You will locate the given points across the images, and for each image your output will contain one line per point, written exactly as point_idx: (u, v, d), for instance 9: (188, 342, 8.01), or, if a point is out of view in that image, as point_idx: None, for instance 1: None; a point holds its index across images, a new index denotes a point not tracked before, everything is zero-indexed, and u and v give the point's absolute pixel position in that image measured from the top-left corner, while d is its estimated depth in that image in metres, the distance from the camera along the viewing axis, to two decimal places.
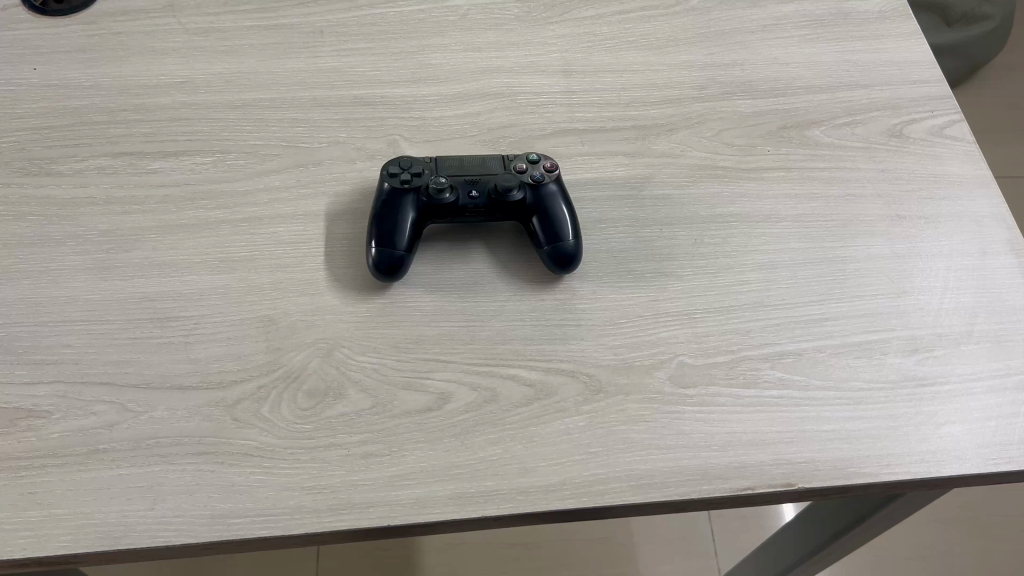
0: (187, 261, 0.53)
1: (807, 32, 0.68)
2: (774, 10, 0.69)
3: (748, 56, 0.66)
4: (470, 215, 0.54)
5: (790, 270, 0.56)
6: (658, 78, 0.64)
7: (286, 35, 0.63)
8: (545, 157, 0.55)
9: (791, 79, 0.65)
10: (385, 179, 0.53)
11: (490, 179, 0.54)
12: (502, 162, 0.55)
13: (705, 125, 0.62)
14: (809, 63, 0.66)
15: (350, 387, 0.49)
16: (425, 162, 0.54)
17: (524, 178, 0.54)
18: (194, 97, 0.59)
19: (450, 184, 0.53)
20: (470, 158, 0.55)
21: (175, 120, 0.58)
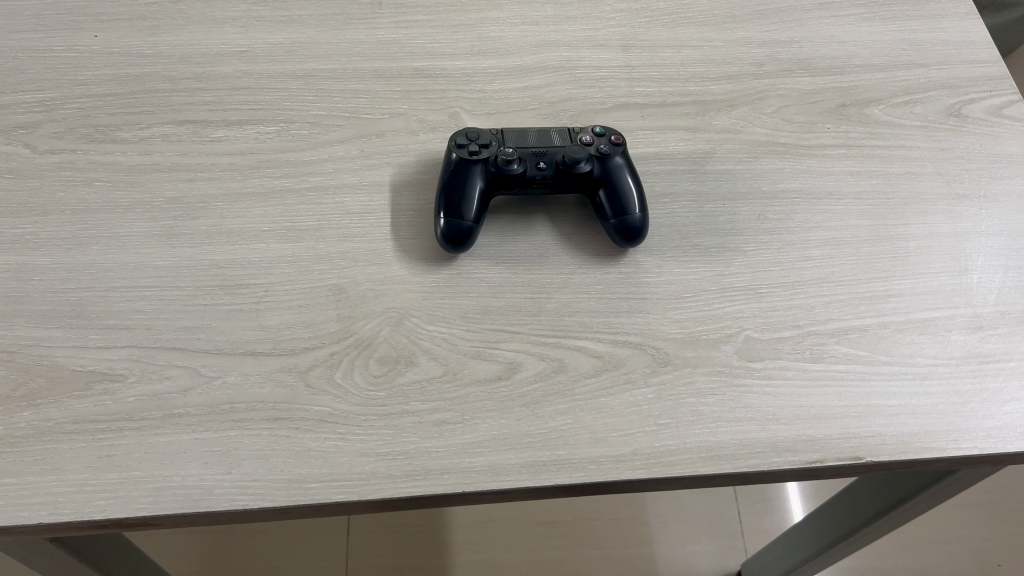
0: (254, 229, 0.53)
1: (864, 11, 0.68)
2: None
3: (805, 34, 0.66)
4: (538, 186, 0.54)
5: (853, 247, 0.56)
6: (716, 54, 0.64)
7: (345, 6, 0.63)
8: (611, 130, 0.55)
9: (849, 57, 0.65)
10: (453, 150, 0.53)
11: (557, 151, 0.54)
12: (569, 133, 0.55)
13: (765, 101, 0.62)
14: (866, 41, 0.66)
15: (420, 356, 0.49)
16: (492, 133, 0.54)
17: (592, 150, 0.54)
18: (255, 67, 0.59)
19: (519, 155, 0.53)
20: (536, 130, 0.55)
21: (238, 89, 0.58)
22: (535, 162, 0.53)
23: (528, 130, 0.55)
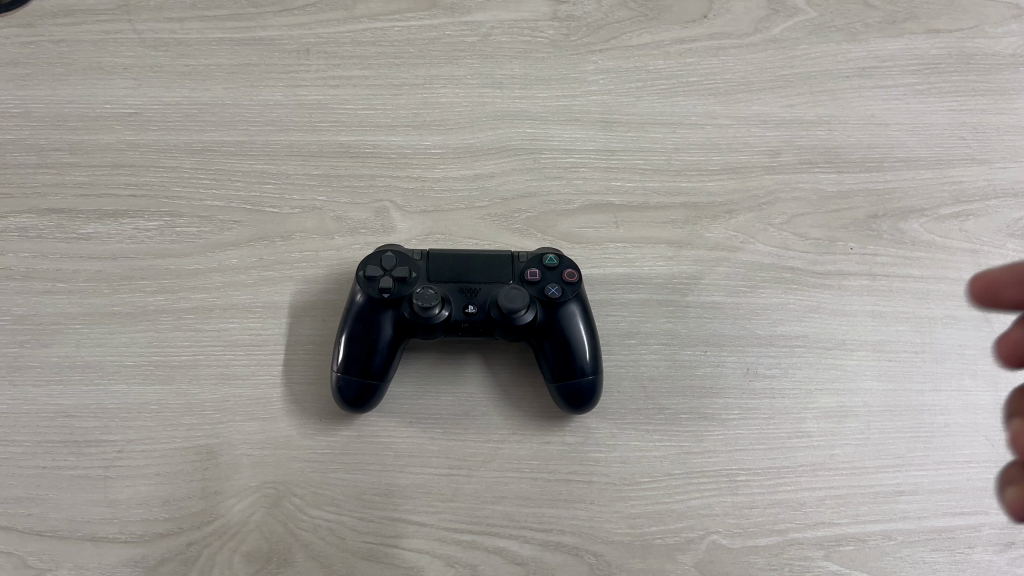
0: (116, 364, 0.43)
1: (917, 81, 0.54)
2: (876, 47, 0.55)
3: (835, 112, 0.53)
4: (466, 333, 0.43)
5: (863, 422, 0.44)
6: (720, 136, 0.51)
7: (265, 53, 0.52)
8: (567, 262, 0.44)
9: (888, 147, 0.52)
10: (361, 284, 0.42)
11: (493, 291, 0.42)
12: (513, 265, 0.44)
13: (775, 206, 0.49)
14: (914, 125, 0.52)
15: (297, 552, 0.40)
16: (413, 262, 0.43)
17: (537, 292, 0.42)
18: (144, 136, 0.49)
19: (442, 297, 0.42)
20: (471, 260, 0.44)
21: (119, 167, 0.48)
22: (463, 304, 0.42)
23: (460, 259, 0.44)
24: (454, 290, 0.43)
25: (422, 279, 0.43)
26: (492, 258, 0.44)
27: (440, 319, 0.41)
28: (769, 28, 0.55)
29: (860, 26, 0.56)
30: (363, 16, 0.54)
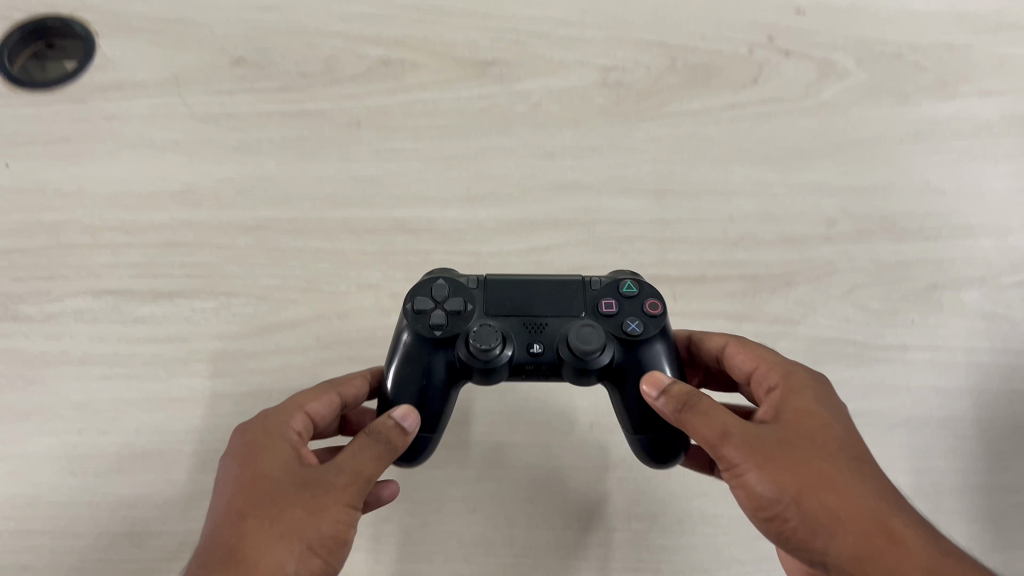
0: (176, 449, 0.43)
1: (973, 145, 0.53)
2: (930, 110, 0.54)
3: (889, 179, 0.52)
4: (530, 372, 0.36)
5: (929, 505, 0.43)
6: (775, 206, 0.51)
7: (315, 126, 0.51)
8: (649, 289, 0.37)
9: (945, 215, 0.51)
10: (407, 319, 0.36)
11: (565, 326, 0.36)
12: (584, 293, 0.37)
13: (834, 278, 0.49)
14: (968, 191, 0.52)
15: None
16: (472, 293, 0.36)
17: (616, 329, 0.36)
18: (196, 213, 0.49)
19: (504, 333, 0.35)
20: (536, 288, 0.37)
21: (173, 245, 0.48)
22: (526, 341, 0.36)
23: (522, 285, 0.37)
24: (517, 324, 0.36)
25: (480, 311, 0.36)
26: (559, 285, 0.37)
27: (499, 361, 0.35)
28: (820, 90, 0.55)
29: (912, 89, 0.55)
30: (411, 85, 0.53)
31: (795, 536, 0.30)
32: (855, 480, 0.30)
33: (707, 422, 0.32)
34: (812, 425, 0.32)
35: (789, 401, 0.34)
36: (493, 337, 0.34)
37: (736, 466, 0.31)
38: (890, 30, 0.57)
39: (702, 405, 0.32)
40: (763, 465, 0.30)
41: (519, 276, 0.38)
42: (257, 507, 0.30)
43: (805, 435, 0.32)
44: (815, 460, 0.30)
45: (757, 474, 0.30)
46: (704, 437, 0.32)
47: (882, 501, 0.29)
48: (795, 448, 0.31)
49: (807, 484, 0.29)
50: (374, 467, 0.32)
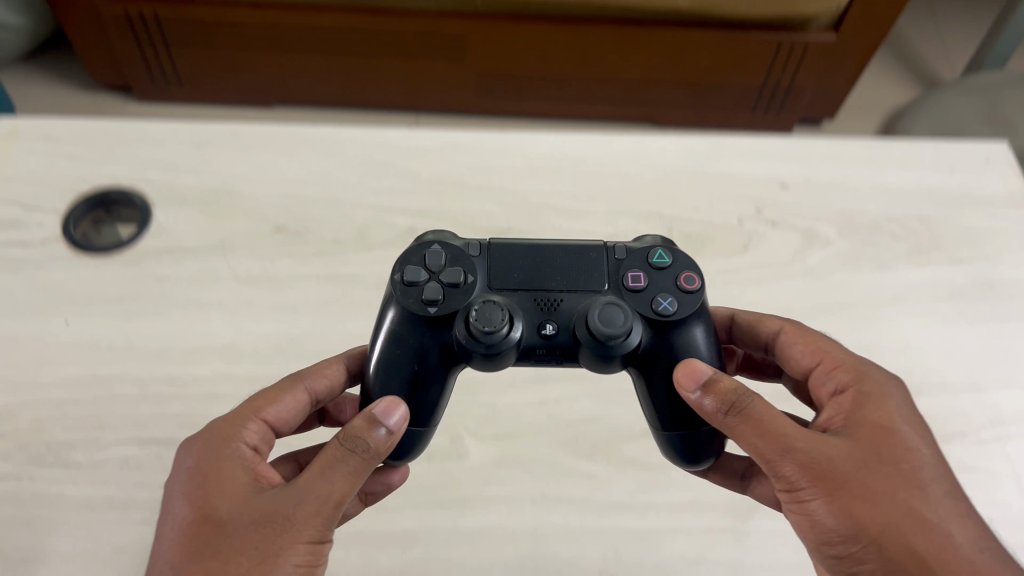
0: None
1: (946, 309, 0.58)
2: (906, 278, 0.60)
3: (873, 340, 0.57)
4: (544, 350, 0.46)
5: None
6: None
7: (351, 288, 0.59)
8: (679, 263, 0.46)
9: (926, 374, 0.55)
10: (417, 301, 0.45)
11: (587, 300, 0.46)
12: (612, 271, 0.47)
13: None
14: (945, 352, 0.56)
15: None
16: (462, 261, 0.46)
17: (638, 302, 0.45)
18: (233, 368, 0.55)
19: (512, 310, 0.45)
20: (548, 268, 0.46)
21: (211, 396, 0.53)
22: (544, 320, 0.46)
23: (525, 266, 0.46)
24: (532, 305, 0.46)
25: (479, 284, 0.46)
26: (575, 267, 0.46)
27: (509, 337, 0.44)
28: (805, 258, 0.60)
29: (889, 257, 0.61)
30: None
31: (850, 537, 0.39)
32: (899, 488, 0.39)
33: (769, 438, 0.40)
34: (859, 441, 0.41)
35: (849, 412, 0.43)
36: (500, 315, 0.44)
37: (800, 478, 0.40)
38: (869, 203, 0.63)
39: (762, 420, 0.40)
40: (817, 476, 0.39)
41: (538, 251, 0.47)
42: (213, 546, 0.37)
43: (852, 448, 0.41)
44: (859, 475, 0.39)
45: (821, 490, 0.39)
46: (770, 450, 0.40)
47: (921, 511, 0.39)
48: (842, 465, 0.40)
49: (853, 497, 0.39)
50: (338, 490, 0.39)
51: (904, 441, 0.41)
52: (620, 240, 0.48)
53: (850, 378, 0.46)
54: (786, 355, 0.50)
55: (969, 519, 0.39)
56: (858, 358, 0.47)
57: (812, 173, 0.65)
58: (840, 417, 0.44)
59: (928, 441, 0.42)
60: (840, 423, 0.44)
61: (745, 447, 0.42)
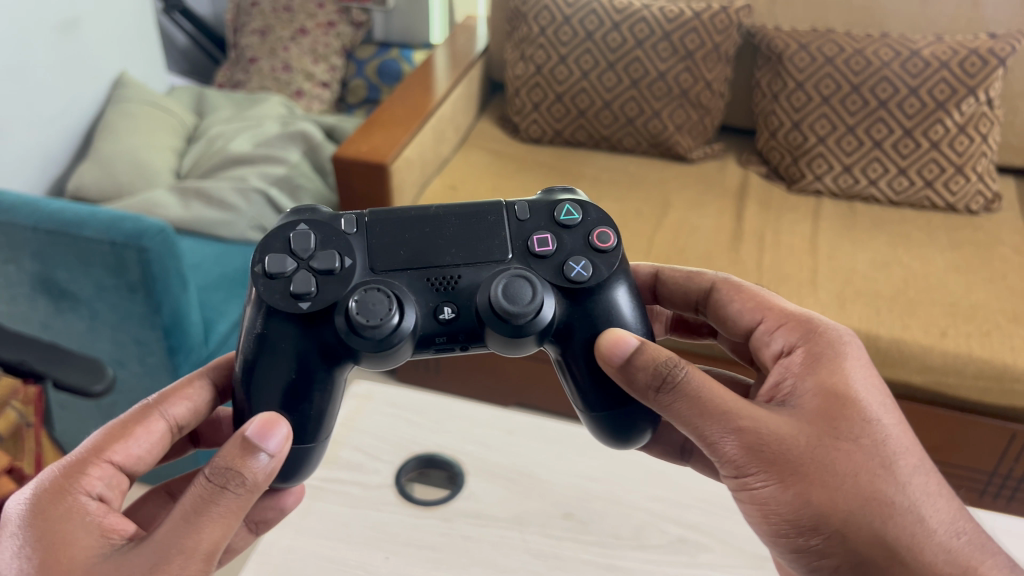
0: (84, 560, 0.56)
1: (845, 355, 0.67)
2: (820, 332, 0.69)
3: (800, 391, 0.65)
4: (446, 334, 0.65)
5: None
6: (724, 401, 0.61)
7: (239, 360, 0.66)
8: (577, 225, 0.67)
9: (847, 409, 0.63)
10: (303, 306, 0.62)
11: (493, 271, 0.65)
12: (524, 248, 0.66)
13: (764, 469, 0.61)
14: (855, 388, 0.65)
15: None
16: (331, 246, 0.64)
17: (545, 271, 0.66)
18: (74, 494, 0.60)
19: (399, 297, 0.63)
20: (441, 242, 0.66)
21: (56, 517, 0.58)
22: (442, 303, 0.65)
23: (408, 243, 0.66)
24: (428, 286, 0.65)
25: (357, 265, 0.64)
26: (470, 242, 0.66)
27: (396, 321, 0.62)
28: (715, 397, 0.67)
29: None
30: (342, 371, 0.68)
31: (804, 520, 0.60)
32: (830, 481, 0.60)
33: (718, 424, 0.61)
34: (811, 427, 0.62)
35: (799, 411, 0.64)
36: (384, 305, 0.61)
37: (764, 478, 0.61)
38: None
39: (709, 409, 0.61)
40: (759, 458, 0.60)
41: (430, 235, 0.66)
42: None
43: (801, 432, 0.62)
44: (806, 457, 0.60)
45: (784, 487, 0.60)
46: (741, 452, 0.61)
47: (848, 500, 0.60)
48: (793, 453, 0.60)
49: (807, 486, 0.60)
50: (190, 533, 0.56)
51: (851, 424, 0.62)
52: (517, 202, 0.69)
53: (794, 345, 0.70)
54: (731, 322, 0.77)
55: (902, 490, 0.61)
56: (794, 329, 0.71)
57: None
58: (791, 379, 0.67)
59: (874, 417, 0.63)
60: (784, 390, 0.67)
61: (681, 423, 0.62)
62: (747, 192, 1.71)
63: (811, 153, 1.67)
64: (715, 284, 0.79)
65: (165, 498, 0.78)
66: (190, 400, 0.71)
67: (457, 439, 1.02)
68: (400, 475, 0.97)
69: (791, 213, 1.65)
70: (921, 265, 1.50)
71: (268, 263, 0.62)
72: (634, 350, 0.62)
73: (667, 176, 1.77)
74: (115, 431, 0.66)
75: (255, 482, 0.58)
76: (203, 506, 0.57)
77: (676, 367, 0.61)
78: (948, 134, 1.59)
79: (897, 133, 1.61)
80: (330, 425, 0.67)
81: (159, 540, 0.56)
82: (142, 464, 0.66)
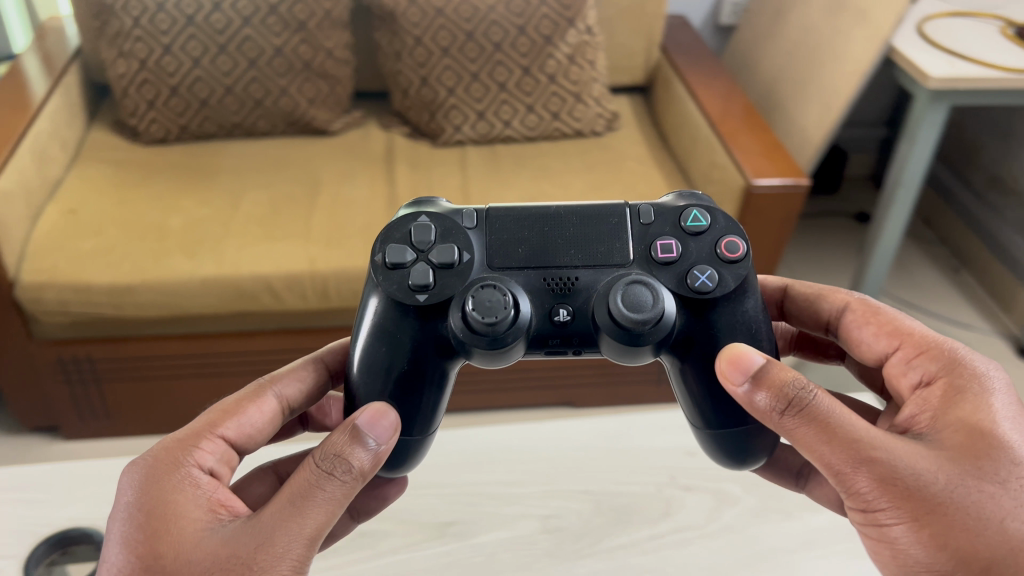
0: (195, 532, 0.59)
1: (992, 390, 0.65)
2: (973, 368, 0.67)
3: (941, 425, 0.64)
4: (561, 338, 0.66)
5: None
6: (860, 437, 0.59)
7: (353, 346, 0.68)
8: (716, 238, 0.66)
9: (991, 446, 0.61)
10: (420, 293, 0.64)
11: (613, 275, 0.65)
12: (645, 252, 0.66)
13: (898, 510, 0.59)
14: (1001, 424, 0.62)
15: None
16: (451, 240, 0.65)
17: (668, 277, 0.65)
18: (180, 465, 0.64)
19: (516, 294, 0.64)
20: (560, 243, 0.66)
21: (162, 489, 0.62)
22: (558, 304, 0.66)
23: (527, 241, 0.67)
24: (545, 287, 0.66)
25: (475, 261, 0.66)
26: (590, 244, 0.66)
27: (512, 316, 0.63)
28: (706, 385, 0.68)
29: (792, 504, 0.85)
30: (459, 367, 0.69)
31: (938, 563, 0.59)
32: (969, 523, 0.58)
33: (851, 456, 0.59)
34: (953, 464, 0.60)
35: (946, 449, 0.62)
36: (500, 302, 0.62)
37: (903, 518, 0.59)
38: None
39: (840, 437, 0.59)
40: (893, 492, 0.59)
41: (562, 242, 0.66)
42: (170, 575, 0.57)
43: (945, 469, 0.60)
44: (950, 498, 0.59)
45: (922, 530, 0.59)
46: (884, 492, 0.59)
47: (985, 546, 0.58)
48: (930, 489, 0.59)
49: (943, 528, 0.58)
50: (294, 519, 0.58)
51: (997, 464, 0.60)
52: (640, 205, 0.68)
53: (936, 372, 0.68)
54: (859, 345, 0.75)
55: None
56: (938, 358, 0.68)
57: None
58: (929, 411, 0.65)
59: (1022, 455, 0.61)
60: (924, 420, 0.65)
61: (810, 451, 0.61)
62: (393, 154, 1.70)
63: (445, 106, 1.69)
64: (849, 307, 0.77)
65: (272, 479, 0.78)
66: (301, 381, 0.76)
67: (95, 505, 0.89)
68: (31, 567, 0.83)
69: (440, 166, 1.67)
70: (563, 192, 1.58)
71: (389, 254, 0.65)
72: (760, 370, 0.61)
73: (312, 153, 1.70)
74: (230, 408, 0.70)
75: (361, 470, 0.61)
76: (309, 490, 0.59)
77: (804, 391, 0.60)
78: (561, 67, 1.70)
79: (517, 72, 1.68)
80: (434, 423, 0.70)
81: (264, 519, 0.58)
82: (252, 441, 0.71)
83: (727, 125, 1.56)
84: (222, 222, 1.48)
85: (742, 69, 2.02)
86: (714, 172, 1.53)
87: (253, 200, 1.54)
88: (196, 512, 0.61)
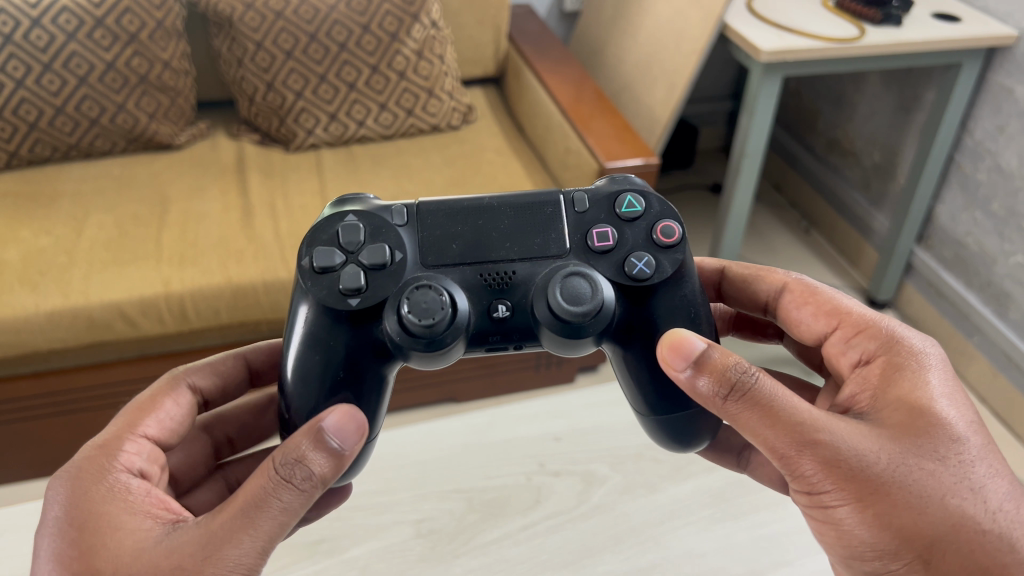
0: (134, 542, 0.57)
1: (926, 367, 0.67)
2: (907, 345, 0.69)
3: (877, 404, 0.65)
4: (500, 335, 0.66)
5: None
6: (801, 419, 0.60)
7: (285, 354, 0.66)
8: (653, 225, 0.66)
9: (926, 421, 0.63)
10: (350, 296, 0.63)
11: (551, 267, 0.66)
12: (582, 241, 0.66)
13: (841, 489, 0.60)
14: (937, 399, 0.64)
15: None
16: (381, 239, 0.64)
17: (606, 268, 0.65)
18: (107, 470, 0.62)
19: (450, 291, 0.63)
20: (494, 237, 0.66)
21: (91, 499, 0.60)
22: (496, 301, 0.65)
23: (460, 237, 0.66)
24: (483, 284, 0.65)
25: (407, 260, 0.65)
26: (525, 237, 0.66)
27: (450, 316, 0.62)
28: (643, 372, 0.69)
29: (655, 477, 0.89)
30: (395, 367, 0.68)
31: (881, 541, 0.60)
32: (910, 500, 0.59)
33: (794, 439, 0.60)
34: (896, 442, 0.61)
35: (885, 427, 0.63)
36: (436, 303, 0.62)
37: (847, 497, 0.60)
38: (627, 441, 0.93)
39: (783, 420, 0.60)
40: (838, 474, 0.59)
41: (494, 235, 0.66)
42: None
43: (886, 446, 0.61)
44: (892, 477, 0.60)
45: (865, 509, 0.59)
46: (827, 473, 0.59)
47: (926, 523, 0.59)
48: (874, 468, 0.59)
49: (885, 505, 0.59)
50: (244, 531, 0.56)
51: (937, 441, 0.62)
52: (573, 193, 0.68)
53: (875, 352, 0.70)
54: (799, 325, 0.78)
55: (991, 516, 0.60)
56: (875, 340, 0.71)
57: (576, 424, 0.96)
58: (869, 390, 0.68)
59: (960, 430, 0.62)
60: (864, 400, 0.67)
61: (755, 435, 0.61)
62: (245, 164, 1.65)
63: (294, 110, 1.65)
64: (786, 287, 0.79)
65: (220, 485, 0.77)
66: (215, 375, 0.77)
67: None
68: None
69: (296, 172, 1.63)
70: (422, 189, 1.58)
71: (316, 257, 0.63)
72: (701, 354, 0.61)
73: (159, 169, 1.63)
74: (148, 404, 0.69)
75: (321, 477, 0.58)
76: (263, 499, 0.56)
77: (746, 374, 0.60)
78: (409, 63, 1.68)
79: (366, 71, 1.66)
80: (377, 426, 0.69)
81: (214, 530, 0.56)
82: (174, 434, 0.70)
83: (578, 111, 1.59)
84: (65, 251, 1.39)
85: (589, 55, 2.07)
86: (569, 158, 1.56)
87: (97, 223, 1.46)
88: (129, 519, 0.59)
